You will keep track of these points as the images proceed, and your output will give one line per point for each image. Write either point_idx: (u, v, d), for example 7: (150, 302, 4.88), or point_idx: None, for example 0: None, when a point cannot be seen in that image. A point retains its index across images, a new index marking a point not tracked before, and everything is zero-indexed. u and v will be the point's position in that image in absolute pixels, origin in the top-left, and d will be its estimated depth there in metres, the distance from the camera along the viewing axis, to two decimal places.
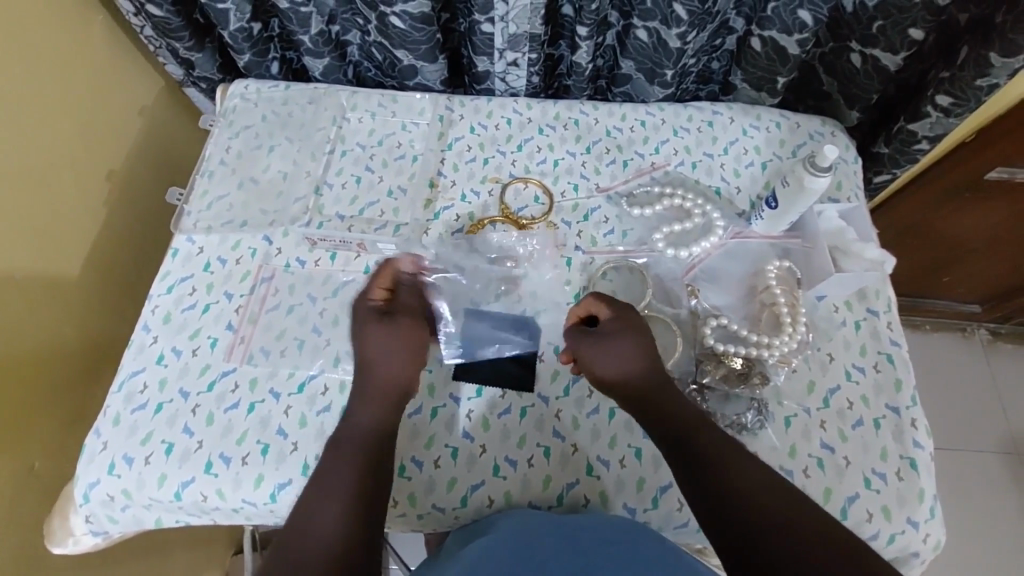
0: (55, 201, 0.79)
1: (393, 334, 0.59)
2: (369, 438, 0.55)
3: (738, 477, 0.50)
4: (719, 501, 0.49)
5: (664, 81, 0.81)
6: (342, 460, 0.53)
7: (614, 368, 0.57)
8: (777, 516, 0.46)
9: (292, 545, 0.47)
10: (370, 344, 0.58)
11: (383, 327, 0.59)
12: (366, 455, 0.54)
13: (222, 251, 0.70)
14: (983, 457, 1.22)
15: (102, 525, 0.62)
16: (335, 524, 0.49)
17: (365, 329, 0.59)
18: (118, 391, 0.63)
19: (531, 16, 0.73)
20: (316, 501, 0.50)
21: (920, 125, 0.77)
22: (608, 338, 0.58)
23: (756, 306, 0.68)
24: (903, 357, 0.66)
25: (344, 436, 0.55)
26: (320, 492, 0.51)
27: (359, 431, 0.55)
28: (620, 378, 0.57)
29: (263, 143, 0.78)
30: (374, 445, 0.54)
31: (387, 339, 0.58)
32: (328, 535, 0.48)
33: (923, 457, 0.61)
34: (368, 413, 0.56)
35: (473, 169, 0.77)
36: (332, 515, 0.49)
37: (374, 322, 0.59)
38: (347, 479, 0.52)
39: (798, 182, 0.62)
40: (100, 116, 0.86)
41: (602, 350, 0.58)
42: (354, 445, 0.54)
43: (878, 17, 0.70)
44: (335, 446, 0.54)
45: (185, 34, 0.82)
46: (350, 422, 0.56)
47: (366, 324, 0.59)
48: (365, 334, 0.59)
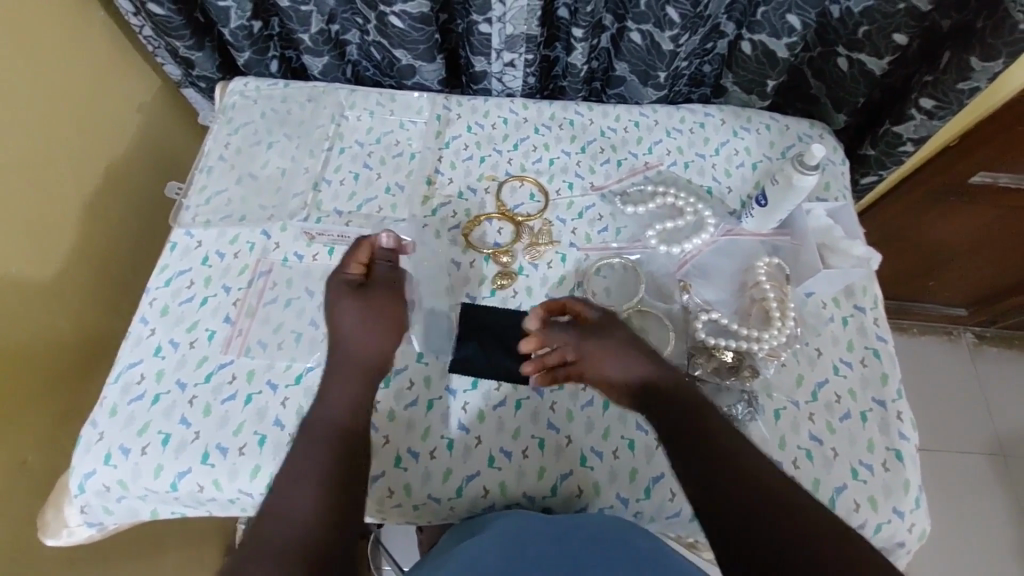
0: (53, 195, 0.79)
1: (367, 309, 0.62)
2: (343, 421, 0.55)
3: (731, 464, 0.51)
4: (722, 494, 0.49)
5: (657, 83, 0.83)
6: (315, 445, 0.53)
7: (621, 366, 0.59)
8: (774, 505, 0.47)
9: (268, 529, 0.49)
10: (345, 319, 0.61)
11: (360, 304, 0.62)
12: (337, 443, 0.54)
13: (221, 246, 0.71)
14: (969, 457, 1.24)
15: (97, 516, 0.62)
16: (310, 508, 0.50)
17: (337, 302, 0.62)
18: (115, 383, 0.63)
19: (528, 18, 0.74)
20: (294, 487, 0.51)
21: (905, 127, 0.79)
22: (607, 334, 0.61)
23: (746, 301, 0.69)
24: (889, 352, 0.68)
25: (318, 419, 0.55)
26: (296, 476, 0.52)
27: (332, 412, 0.56)
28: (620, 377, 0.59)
29: (262, 140, 0.78)
30: (348, 429, 0.55)
31: (358, 315, 0.61)
32: (301, 518, 0.49)
33: (908, 448, 0.62)
34: (343, 395, 0.57)
35: (470, 167, 0.78)
36: (308, 499, 0.50)
37: (351, 297, 0.62)
38: (321, 465, 0.52)
39: (787, 180, 0.64)
40: (99, 112, 0.87)
41: (606, 345, 0.60)
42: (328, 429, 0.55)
43: (864, 22, 0.72)
44: (306, 430, 0.55)
45: (185, 32, 0.83)
46: (325, 404, 0.56)
47: (339, 298, 0.62)
48: (343, 307, 0.61)
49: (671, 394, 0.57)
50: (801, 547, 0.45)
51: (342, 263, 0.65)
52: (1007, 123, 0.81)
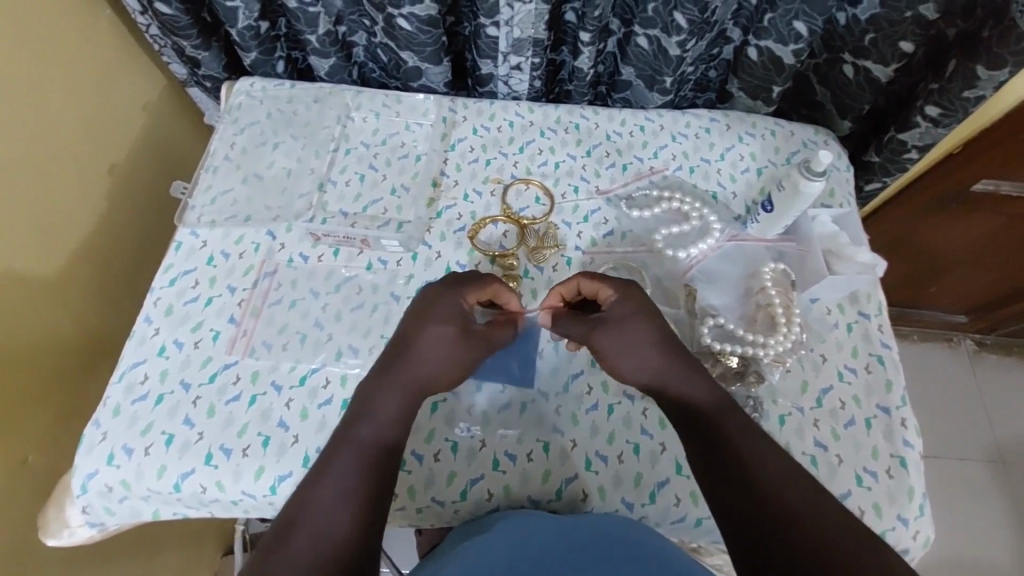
0: (58, 193, 0.79)
1: (462, 352, 0.57)
2: (388, 434, 0.53)
3: (738, 460, 0.49)
4: (726, 491, 0.48)
5: (663, 88, 0.83)
6: (356, 455, 0.51)
7: (631, 363, 0.56)
8: (780, 501, 0.46)
9: (297, 543, 0.46)
10: (431, 345, 0.56)
11: (457, 342, 0.57)
12: (378, 455, 0.51)
13: (226, 245, 0.71)
14: (969, 464, 1.24)
15: (99, 517, 0.62)
16: (345, 526, 0.47)
17: (434, 326, 0.57)
18: (119, 382, 0.63)
19: (535, 21, 0.74)
20: (329, 501, 0.48)
21: (910, 135, 0.80)
22: (617, 324, 0.57)
23: (751, 307, 0.69)
24: (894, 359, 0.68)
25: (359, 430, 0.52)
26: (331, 489, 0.49)
27: (376, 424, 0.53)
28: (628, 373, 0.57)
29: (267, 140, 0.78)
30: (391, 443, 0.53)
31: (446, 349, 0.57)
32: (336, 537, 0.46)
33: (912, 456, 0.62)
34: (390, 410, 0.54)
35: (475, 170, 0.78)
36: (345, 517, 0.47)
37: (454, 331, 0.57)
38: (357, 483, 0.49)
39: (794, 187, 0.64)
40: (102, 110, 0.86)
41: (614, 340, 0.57)
42: (370, 440, 0.52)
43: (870, 29, 0.72)
44: (347, 438, 0.52)
45: (192, 32, 0.83)
46: (371, 416, 0.53)
47: (437, 323, 0.57)
48: (437, 336, 0.57)
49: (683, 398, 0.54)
50: (804, 545, 0.43)
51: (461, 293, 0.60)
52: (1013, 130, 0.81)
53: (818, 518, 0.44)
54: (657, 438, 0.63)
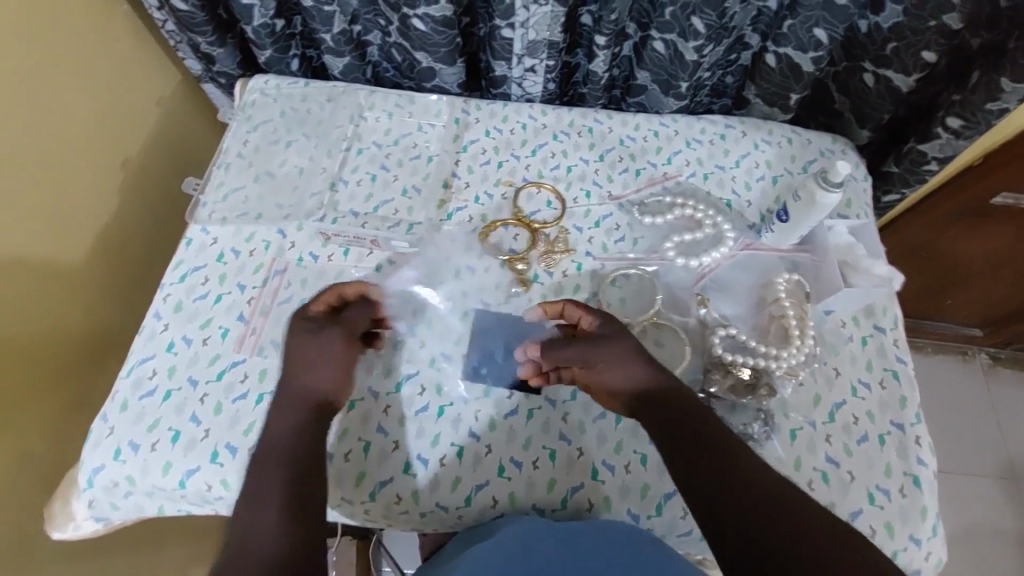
0: (72, 186, 0.80)
1: (326, 347, 0.57)
2: (291, 444, 0.52)
3: (730, 471, 0.50)
4: (714, 496, 0.49)
5: (679, 93, 0.82)
6: (265, 473, 0.50)
7: (620, 377, 0.56)
8: (778, 510, 0.47)
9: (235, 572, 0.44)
10: (298, 355, 0.57)
11: (320, 339, 0.58)
12: (287, 465, 0.51)
13: (237, 243, 0.70)
14: (980, 480, 1.22)
15: (104, 511, 0.62)
16: (273, 541, 0.46)
17: (297, 338, 0.58)
18: (127, 377, 0.63)
19: (551, 24, 0.74)
20: (250, 522, 0.47)
21: (931, 146, 0.78)
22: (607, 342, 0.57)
23: (764, 318, 0.67)
24: (909, 375, 0.67)
25: (262, 452, 0.52)
26: (252, 511, 0.48)
27: (276, 438, 0.53)
28: (619, 386, 0.56)
29: (280, 138, 0.78)
30: (298, 450, 0.52)
31: (314, 351, 0.57)
32: (267, 552, 0.45)
33: (926, 474, 0.61)
34: (288, 425, 0.54)
35: (487, 172, 0.77)
36: (269, 530, 0.47)
37: (312, 332, 0.58)
38: (273, 496, 0.49)
39: (810, 197, 0.63)
40: (117, 105, 0.87)
41: (596, 346, 0.57)
42: (275, 454, 0.51)
43: (892, 38, 0.71)
44: (256, 462, 0.51)
45: (208, 28, 0.83)
46: (271, 435, 0.53)
47: (298, 335, 0.58)
48: (301, 344, 0.57)
49: (664, 401, 0.55)
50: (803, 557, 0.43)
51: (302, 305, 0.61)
52: None
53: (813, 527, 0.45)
54: None
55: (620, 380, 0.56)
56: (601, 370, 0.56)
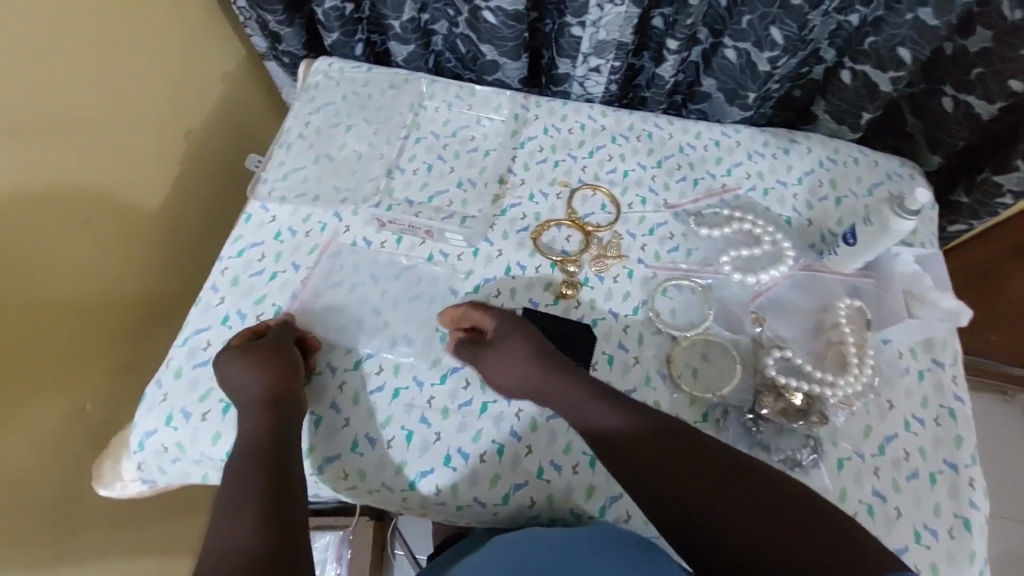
0: (136, 155, 0.81)
1: (251, 361, 0.56)
2: (257, 448, 0.53)
3: (706, 469, 0.49)
4: (688, 524, 0.48)
5: (744, 103, 0.80)
6: (237, 478, 0.51)
7: (513, 380, 0.59)
8: (744, 512, 0.46)
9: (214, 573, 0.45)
10: (232, 380, 0.57)
11: (241, 356, 0.57)
12: (255, 469, 0.51)
13: (294, 223, 0.71)
14: (1014, 524, 1.18)
15: (152, 475, 0.63)
16: (246, 538, 0.46)
17: (225, 365, 0.57)
18: (182, 346, 0.64)
19: (623, 25, 0.72)
20: (227, 524, 0.48)
21: (1007, 178, 0.75)
22: (499, 344, 0.60)
23: (821, 344, 0.66)
24: (966, 414, 0.65)
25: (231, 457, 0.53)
26: (228, 515, 0.48)
27: (241, 445, 0.54)
28: (514, 385, 0.59)
29: (341, 121, 0.79)
30: (264, 453, 0.52)
31: (241, 370, 0.56)
32: (243, 547, 0.46)
33: (977, 518, 0.59)
34: (251, 429, 0.54)
35: (543, 171, 0.77)
36: (243, 528, 0.47)
37: (232, 353, 0.58)
38: (244, 498, 0.49)
39: (883, 223, 0.60)
40: (185, 78, 0.89)
41: (496, 361, 0.60)
42: (243, 457, 0.52)
43: (980, 63, 0.68)
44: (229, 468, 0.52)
45: (278, 7, 0.83)
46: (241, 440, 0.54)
47: (223, 363, 0.58)
48: (226, 370, 0.57)
49: (587, 409, 0.55)
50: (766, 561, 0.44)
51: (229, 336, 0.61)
52: None
53: (794, 531, 0.45)
54: None
55: (517, 381, 0.59)
56: (493, 371, 0.60)
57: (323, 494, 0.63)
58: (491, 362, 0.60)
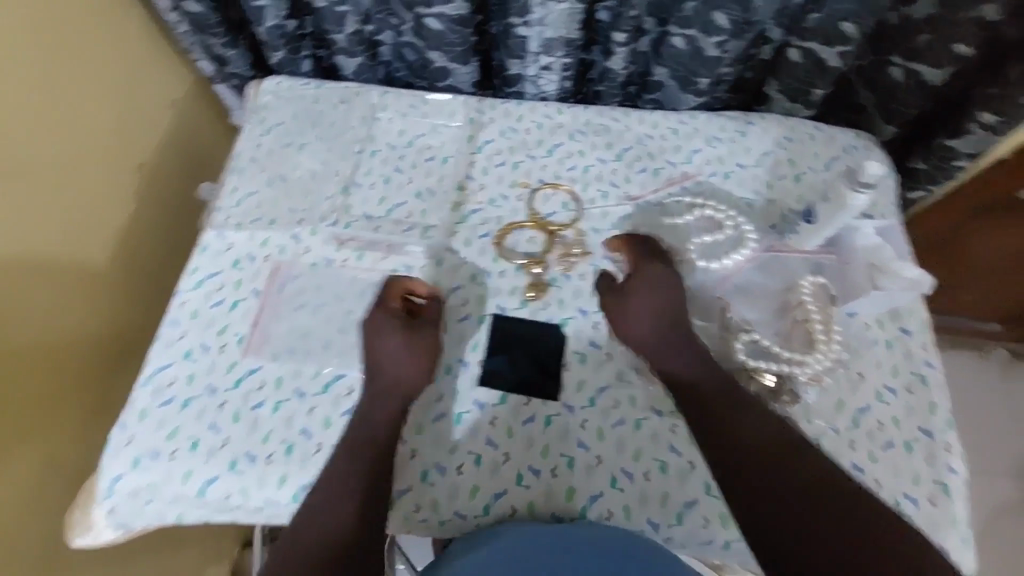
0: (87, 193, 0.79)
1: (410, 346, 0.61)
2: (377, 439, 0.58)
3: (797, 476, 0.54)
4: (776, 512, 0.52)
5: (698, 89, 0.80)
6: (358, 466, 0.57)
7: (393, 369, 0.60)
8: (827, 511, 0.51)
9: (304, 546, 0.54)
10: (387, 351, 0.61)
11: (415, 338, 0.62)
12: (364, 460, 0.57)
13: (252, 248, 0.70)
14: (1004, 479, 1.20)
15: (125, 519, 0.62)
16: (337, 524, 0.55)
17: (380, 336, 0.62)
18: (146, 385, 0.62)
19: (568, 22, 0.72)
20: (325, 502, 0.56)
21: (963, 141, 0.76)
22: (387, 329, 0.62)
23: (787, 323, 0.66)
24: (938, 379, 0.65)
25: (362, 436, 0.58)
26: (334, 495, 0.56)
27: (375, 428, 0.59)
28: (388, 372, 0.60)
29: (293, 140, 0.77)
30: (377, 446, 0.58)
31: (400, 348, 0.61)
32: (332, 531, 0.54)
33: (956, 483, 0.60)
34: (381, 416, 0.59)
35: (502, 173, 0.76)
36: (340, 515, 0.55)
37: (398, 330, 0.62)
38: (358, 488, 0.56)
39: (839, 197, 0.62)
40: (131, 110, 0.86)
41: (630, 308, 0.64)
42: (366, 446, 0.58)
43: (925, 30, 0.68)
44: (348, 447, 0.58)
45: (220, 30, 0.83)
46: (364, 422, 0.59)
47: (380, 333, 0.62)
48: (382, 342, 0.61)
49: (711, 396, 0.59)
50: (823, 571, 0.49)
51: (382, 296, 0.65)
52: None
53: (854, 540, 0.49)
54: (686, 456, 0.61)
55: (398, 372, 0.60)
56: (380, 357, 0.61)
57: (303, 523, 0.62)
58: (383, 350, 0.61)
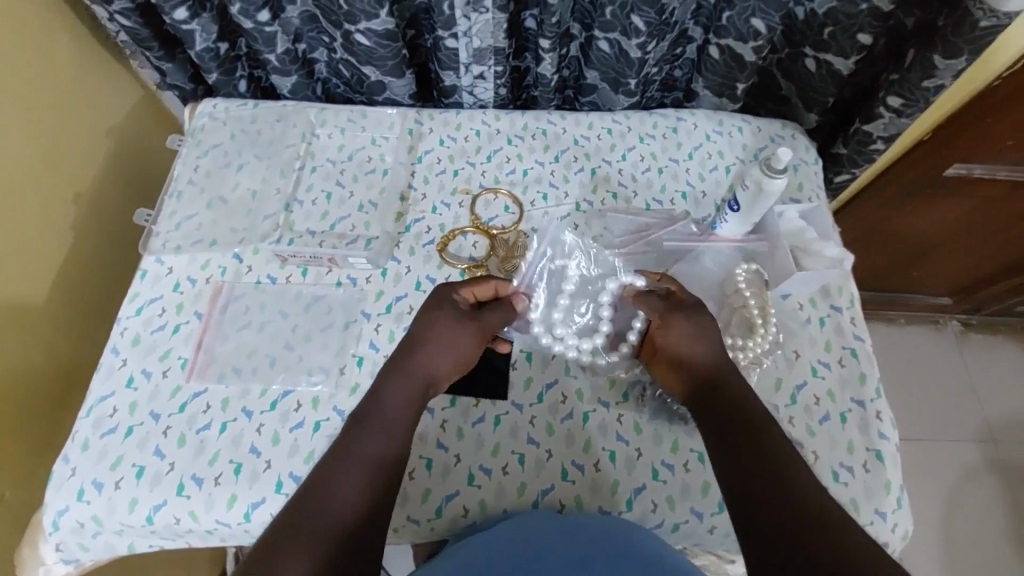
0: (23, 227, 0.78)
1: (457, 339, 0.58)
2: (399, 421, 0.53)
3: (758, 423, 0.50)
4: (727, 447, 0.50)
5: (628, 90, 0.83)
6: (369, 440, 0.51)
7: (443, 360, 0.57)
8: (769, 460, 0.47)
9: (305, 522, 0.46)
10: (433, 335, 0.57)
11: (456, 327, 0.58)
12: (388, 437, 0.52)
13: (192, 271, 0.70)
14: (959, 445, 1.25)
15: (74, 553, 0.61)
16: (352, 500, 0.48)
17: (438, 319, 0.58)
18: (87, 416, 0.62)
19: (494, 31, 0.74)
20: (344, 476, 0.49)
21: (875, 126, 0.80)
22: (456, 325, 0.58)
23: (726, 311, 0.68)
24: (867, 352, 0.68)
25: (376, 413, 0.53)
26: (348, 468, 0.49)
27: (400, 410, 0.54)
28: (432, 360, 0.57)
29: (231, 161, 0.78)
30: (400, 427, 0.53)
31: (446, 339, 0.58)
32: (344, 507, 0.47)
33: (888, 449, 0.63)
34: (410, 399, 0.55)
35: (443, 182, 0.77)
36: (348, 488, 0.48)
37: (452, 318, 0.59)
38: (372, 460, 0.50)
39: (757, 185, 0.64)
40: (67, 140, 0.85)
41: (688, 326, 0.57)
42: (384, 424, 0.53)
43: (828, 23, 0.72)
44: (364, 420, 0.53)
45: (154, 44, 0.82)
46: (382, 400, 0.54)
47: (437, 314, 0.58)
48: (439, 328, 0.58)
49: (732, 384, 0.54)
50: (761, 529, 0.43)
51: (454, 286, 0.61)
52: (991, 107, 0.80)
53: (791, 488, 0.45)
54: (633, 444, 0.63)
55: (440, 362, 0.57)
56: (427, 342, 0.57)
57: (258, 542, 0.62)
58: (435, 333, 0.58)
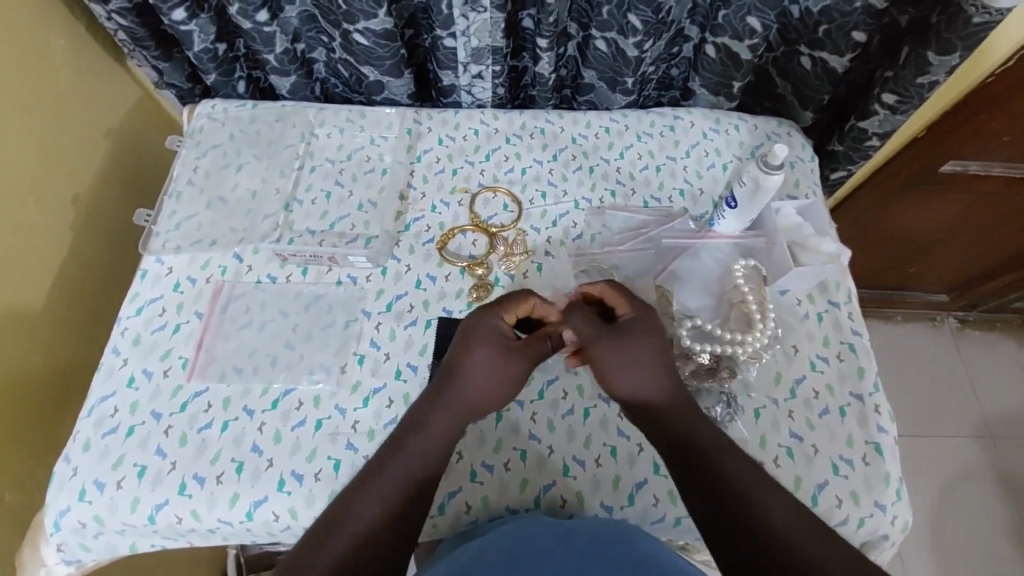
0: (21, 229, 0.78)
1: (503, 367, 0.56)
2: (435, 450, 0.53)
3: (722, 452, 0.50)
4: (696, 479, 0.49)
5: (626, 89, 0.83)
6: (403, 467, 0.51)
7: (484, 387, 0.55)
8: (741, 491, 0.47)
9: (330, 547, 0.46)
10: (478, 362, 0.55)
11: (502, 355, 0.56)
12: (423, 466, 0.52)
13: (192, 271, 0.70)
14: (957, 441, 1.26)
15: (75, 554, 0.61)
16: (376, 527, 0.48)
17: (483, 345, 0.56)
18: (88, 416, 0.62)
19: (492, 30, 0.75)
20: (373, 502, 0.49)
21: (870, 122, 0.81)
22: (503, 351, 0.56)
23: (724, 307, 0.69)
24: (865, 346, 0.69)
25: (411, 440, 0.53)
26: (378, 494, 0.49)
27: (437, 439, 0.53)
28: (474, 387, 0.55)
29: (231, 162, 0.78)
30: (436, 457, 0.52)
31: (492, 367, 0.55)
32: (367, 533, 0.47)
33: (887, 442, 0.63)
34: (448, 428, 0.54)
35: (442, 181, 0.78)
36: (376, 514, 0.48)
37: (498, 345, 0.56)
38: (404, 487, 0.50)
39: (754, 182, 0.64)
40: (65, 142, 0.85)
41: (616, 357, 0.54)
42: (421, 453, 0.52)
43: (823, 21, 0.73)
44: (400, 444, 0.52)
45: (151, 43, 0.82)
46: (422, 427, 0.53)
47: (481, 339, 0.56)
48: (484, 355, 0.55)
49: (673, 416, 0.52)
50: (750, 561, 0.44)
51: (500, 308, 0.59)
52: (987, 101, 0.80)
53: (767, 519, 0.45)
54: (634, 439, 0.63)
55: (482, 390, 0.55)
56: (471, 368, 0.55)
57: (260, 541, 0.62)
58: (480, 360, 0.55)
